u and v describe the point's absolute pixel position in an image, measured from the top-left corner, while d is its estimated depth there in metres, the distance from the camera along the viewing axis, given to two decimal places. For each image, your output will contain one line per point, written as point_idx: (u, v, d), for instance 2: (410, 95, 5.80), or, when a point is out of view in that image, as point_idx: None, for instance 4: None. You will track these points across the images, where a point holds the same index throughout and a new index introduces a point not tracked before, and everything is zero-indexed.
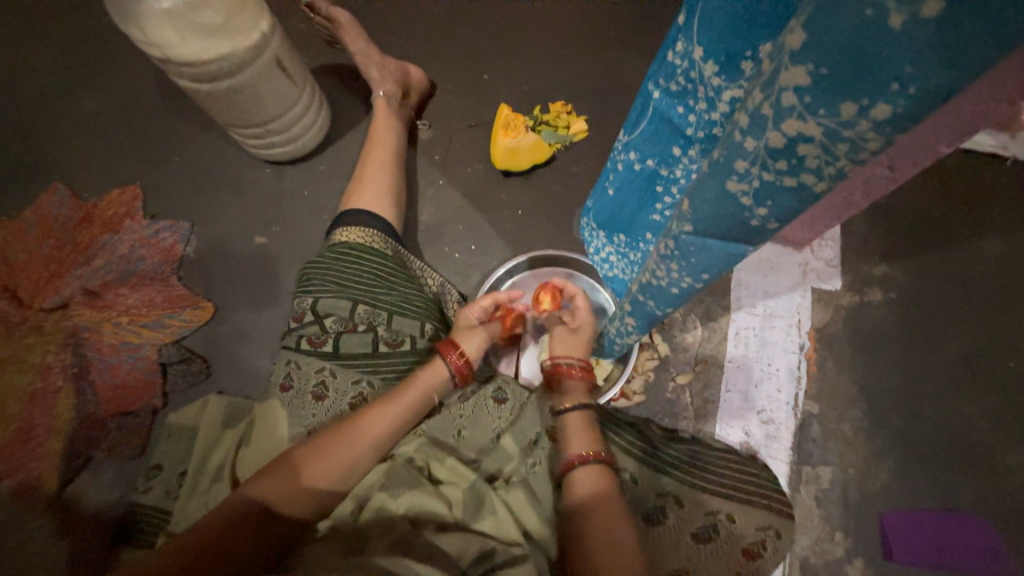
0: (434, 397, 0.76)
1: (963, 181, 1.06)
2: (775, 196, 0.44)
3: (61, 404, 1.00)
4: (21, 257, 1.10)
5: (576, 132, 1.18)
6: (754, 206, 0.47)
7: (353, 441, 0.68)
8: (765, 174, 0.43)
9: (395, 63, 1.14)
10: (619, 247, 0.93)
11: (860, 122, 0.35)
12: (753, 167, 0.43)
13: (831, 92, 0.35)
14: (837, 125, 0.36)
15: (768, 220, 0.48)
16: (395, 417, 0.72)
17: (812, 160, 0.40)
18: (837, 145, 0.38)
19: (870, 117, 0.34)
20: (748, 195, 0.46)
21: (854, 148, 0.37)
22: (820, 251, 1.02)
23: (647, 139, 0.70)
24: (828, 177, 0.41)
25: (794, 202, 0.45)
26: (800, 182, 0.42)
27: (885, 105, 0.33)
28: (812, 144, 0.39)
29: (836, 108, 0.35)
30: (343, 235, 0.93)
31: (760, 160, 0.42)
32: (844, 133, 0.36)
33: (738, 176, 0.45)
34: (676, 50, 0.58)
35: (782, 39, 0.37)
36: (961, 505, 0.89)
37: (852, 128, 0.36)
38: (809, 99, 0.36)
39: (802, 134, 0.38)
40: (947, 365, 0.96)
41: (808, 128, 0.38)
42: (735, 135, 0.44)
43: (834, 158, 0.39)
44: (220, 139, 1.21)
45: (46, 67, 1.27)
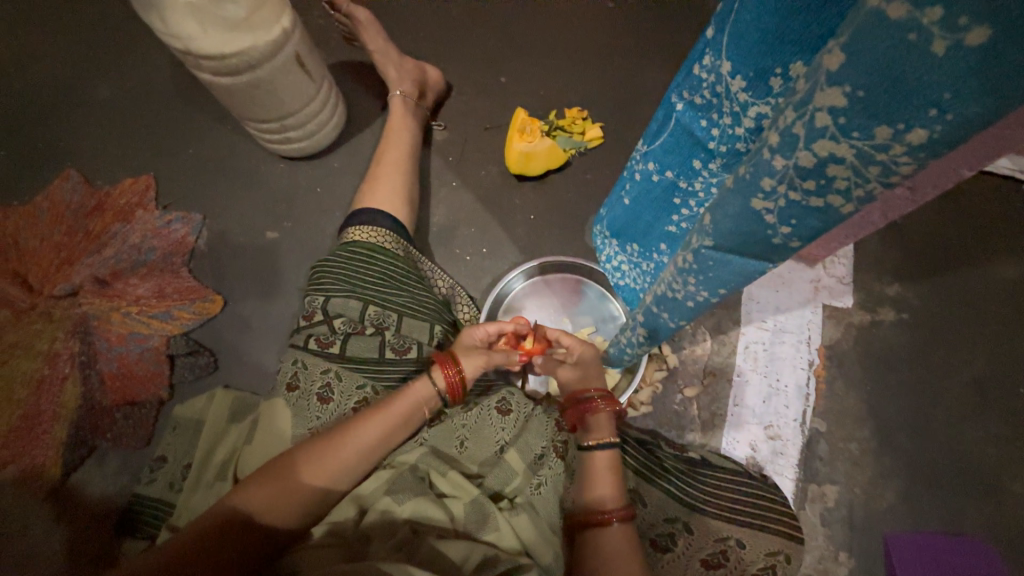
0: (427, 409, 0.74)
1: (979, 202, 1.05)
2: (801, 216, 0.44)
3: (68, 392, 1.00)
4: (32, 243, 1.10)
5: (591, 138, 1.18)
6: (778, 224, 0.46)
7: (350, 446, 0.67)
8: (792, 194, 0.43)
9: (413, 63, 1.13)
10: (632, 256, 0.93)
11: (894, 146, 0.35)
12: (780, 186, 0.43)
13: (867, 115, 0.35)
14: (870, 147, 0.36)
15: (791, 238, 0.47)
16: (391, 424, 0.71)
17: (841, 181, 0.40)
18: (869, 167, 0.37)
19: (905, 141, 0.34)
20: (773, 213, 0.46)
21: (886, 170, 0.37)
22: (832, 268, 1.02)
23: (667, 150, 0.70)
24: (856, 199, 0.41)
25: (819, 221, 0.44)
26: (827, 202, 0.42)
27: (922, 130, 0.33)
28: (843, 165, 0.38)
29: (870, 131, 0.35)
30: (355, 234, 0.92)
31: (787, 179, 0.42)
32: (877, 155, 0.36)
33: (764, 194, 0.45)
34: (703, 63, 0.57)
35: (817, 60, 0.37)
36: (967, 529, 0.89)
37: (886, 151, 0.36)
38: (843, 121, 0.36)
39: (833, 154, 0.38)
40: (957, 387, 0.96)
41: (841, 150, 0.38)
42: (763, 153, 0.43)
43: (865, 180, 0.38)
44: (235, 132, 1.21)
45: (63, 53, 1.27)
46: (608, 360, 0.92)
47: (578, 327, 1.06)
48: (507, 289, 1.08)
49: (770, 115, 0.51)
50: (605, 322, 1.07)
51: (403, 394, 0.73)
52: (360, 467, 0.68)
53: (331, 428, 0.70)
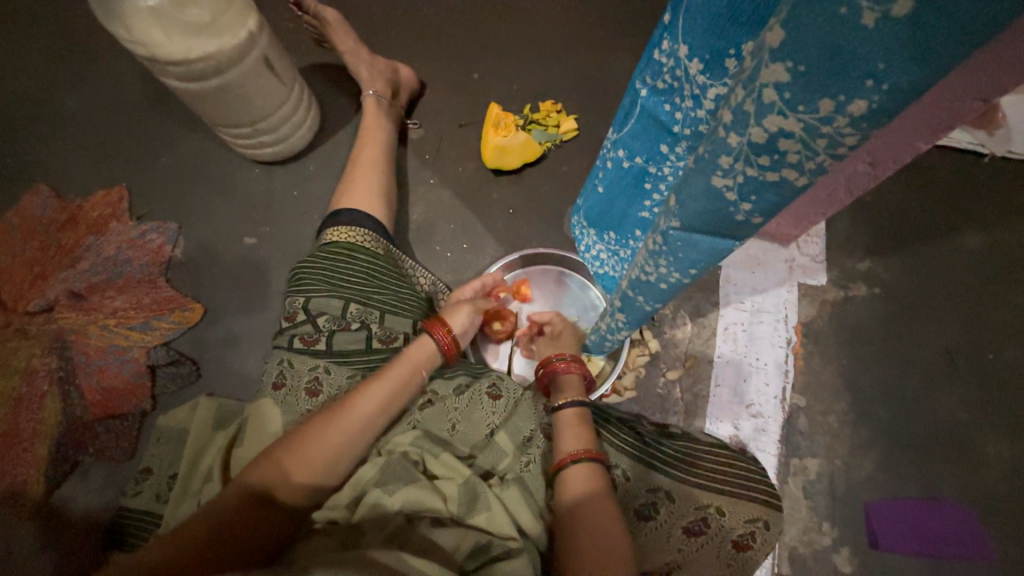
0: (424, 372, 0.77)
1: (943, 177, 1.08)
2: (759, 191, 0.45)
3: (47, 409, 0.98)
4: (3, 260, 1.08)
5: (566, 131, 1.19)
6: (739, 201, 0.47)
7: (346, 423, 0.68)
8: (749, 170, 0.44)
9: (384, 62, 1.13)
10: (610, 245, 0.94)
11: (838, 118, 0.36)
12: (737, 163, 0.44)
13: (809, 88, 0.36)
14: (816, 120, 0.37)
15: (753, 214, 0.49)
16: (386, 395, 0.72)
17: (792, 154, 0.41)
18: (817, 140, 0.38)
19: (847, 113, 0.35)
20: (733, 190, 0.47)
21: (832, 143, 0.38)
22: (806, 247, 1.04)
23: (635, 135, 0.71)
24: (809, 172, 0.42)
25: (777, 196, 0.45)
26: (782, 177, 0.43)
27: (862, 100, 0.34)
28: (792, 139, 0.40)
29: (814, 105, 0.36)
30: (333, 235, 0.93)
31: (743, 156, 0.43)
32: (822, 128, 0.37)
33: (723, 171, 0.46)
34: (662, 48, 0.58)
35: (761, 37, 0.38)
36: (943, 493, 0.92)
37: (830, 124, 0.37)
38: (789, 95, 0.37)
39: (782, 129, 0.39)
40: (928, 357, 0.99)
41: (789, 124, 0.39)
42: (720, 132, 0.44)
43: (814, 153, 0.39)
44: (208, 139, 1.20)
45: (28, 67, 1.25)
46: (590, 348, 0.93)
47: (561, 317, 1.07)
48: None
49: (728, 95, 0.52)
50: (587, 311, 1.08)
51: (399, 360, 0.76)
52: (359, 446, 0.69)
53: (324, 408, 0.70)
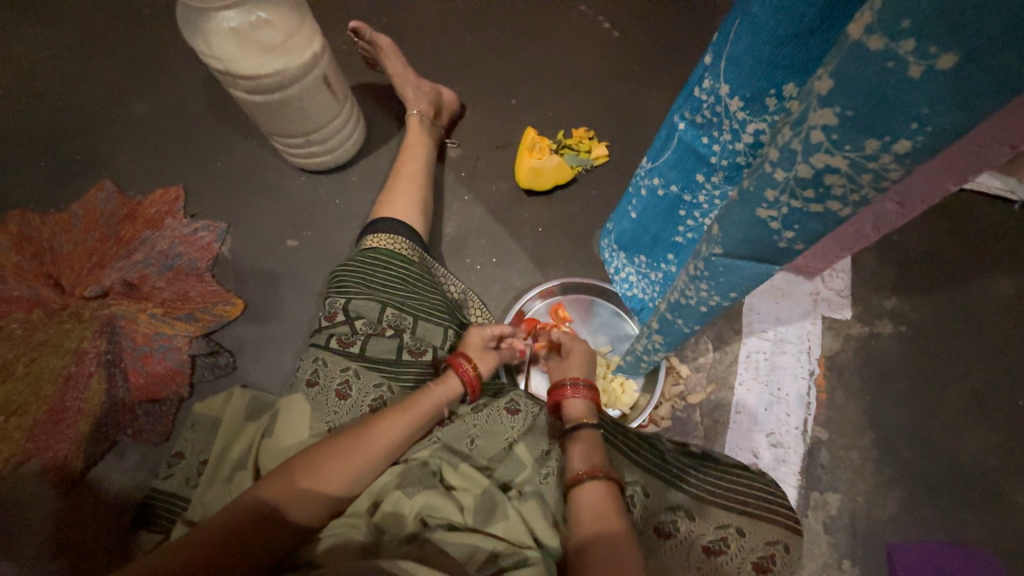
0: (445, 407, 0.81)
1: (971, 220, 1.09)
2: (803, 221, 0.49)
3: (93, 388, 1.04)
4: (66, 247, 1.16)
5: (597, 156, 1.24)
6: (782, 229, 0.51)
7: (371, 444, 0.71)
8: (794, 202, 0.47)
9: (429, 85, 1.21)
10: (640, 268, 0.98)
11: (883, 155, 0.40)
12: (782, 196, 0.48)
13: (856, 130, 0.39)
14: (861, 158, 0.41)
15: (795, 242, 0.52)
16: (413, 425, 0.76)
17: (838, 188, 0.44)
18: (862, 175, 0.42)
19: (892, 151, 0.39)
20: (777, 220, 0.50)
21: (877, 177, 0.42)
22: (830, 281, 1.05)
23: (671, 166, 0.74)
24: (852, 204, 0.45)
25: (820, 225, 0.49)
26: (826, 208, 0.46)
27: (906, 141, 0.38)
28: (838, 175, 0.43)
29: (860, 144, 0.40)
30: (373, 241, 0.98)
31: (788, 189, 0.47)
32: (868, 164, 0.41)
33: (768, 204, 0.49)
34: (702, 86, 0.63)
35: (807, 85, 0.42)
36: (970, 539, 0.89)
37: (876, 161, 0.40)
38: (835, 136, 0.41)
39: (828, 166, 0.43)
40: (955, 399, 0.98)
41: (835, 161, 0.42)
42: (765, 167, 0.48)
43: (859, 186, 0.43)
44: (260, 147, 1.29)
45: (104, 74, 1.36)
46: (624, 369, 0.96)
47: (593, 345, 1.09)
48: (525, 309, 1.12)
49: (768, 131, 0.56)
50: (620, 340, 1.09)
51: (423, 396, 0.79)
52: (387, 463, 0.73)
53: (350, 429, 0.73)
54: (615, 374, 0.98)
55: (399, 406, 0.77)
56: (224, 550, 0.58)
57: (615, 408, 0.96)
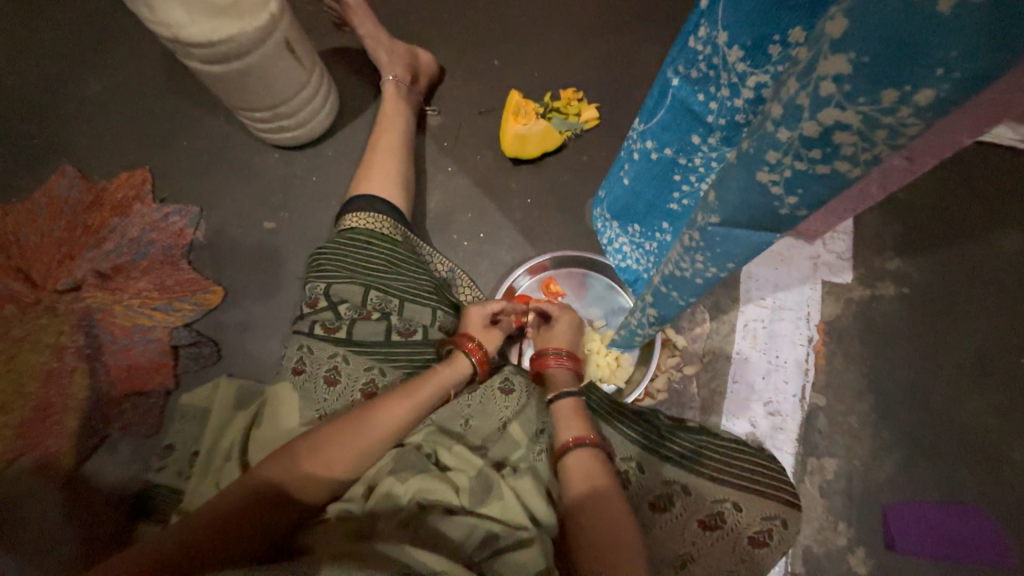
0: (448, 390, 0.78)
1: (981, 174, 1.04)
2: (808, 185, 0.44)
3: (76, 384, 1.02)
4: (32, 239, 1.11)
5: (587, 119, 1.16)
6: (784, 195, 0.46)
7: (375, 430, 0.69)
8: (799, 164, 0.43)
9: (404, 47, 1.12)
10: (634, 238, 0.93)
11: (901, 109, 0.35)
12: (786, 157, 0.43)
13: (871, 79, 0.35)
14: (876, 112, 0.36)
15: (798, 208, 0.47)
16: (416, 408, 0.73)
17: (847, 147, 0.40)
18: (875, 132, 0.37)
19: (911, 104, 0.34)
20: (779, 185, 0.46)
21: (892, 134, 0.37)
22: (832, 243, 1.01)
23: (665, 127, 0.69)
24: (863, 164, 0.41)
25: (826, 190, 0.44)
26: (834, 170, 0.42)
27: (929, 90, 0.33)
28: (849, 132, 0.38)
29: (875, 96, 0.35)
30: (352, 220, 0.93)
31: (792, 150, 0.42)
32: (884, 119, 0.36)
33: (769, 167, 0.45)
34: (698, 35, 0.56)
35: (818, 27, 0.37)
36: (964, 497, 0.90)
37: (893, 115, 0.36)
38: (847, 87, 0.36)
39: (839, 122, 0.38)
40: (957, 361, 0.96)
41: (847, 117, 0.37)
42: (767, 126, 0.43)
43: (871, 145, 0.38)
44: (228, 123, 1.21)
45: (53, 48, 1.26)
46: (618, 344, 0.93)
47: (588, 320, 1.06)
48: (515, 286, 1.08)
49: (770, 84, 0.50)
50: (615, 313, 1.06)
51: (426, 380, 0.76)
52: (383, 449, 0.70)
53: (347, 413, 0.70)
54: (609, 350, 0.96)
55: (400, 391, 0.74)
56: (216, 542, 0.57)
57: (610, 383, 0.95)
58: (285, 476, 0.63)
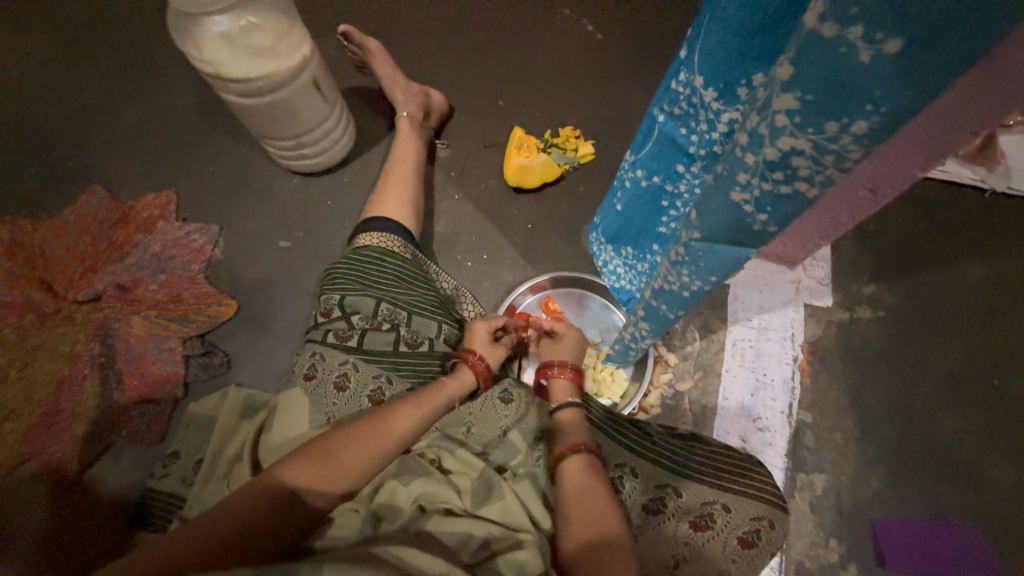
0: (456, 401, 0.81)
1: (944, 208, 1.13)
2: (774, 203, 0.51)
3: (87, 391, 1.05)
4: (58, 252, 1.17)
5: (583, 154, 1.27)
6: (756, 212, 0.53)
7: (388, 439, 0.71)
8: (764, 185, 0.50)
9: (418, 87, 1.24)
10: (627, 259, 1.01)
11: (843, 137, 0.43)
12: (753, 179, 0.50)
13: (817, 113, 0.42)
14: (823, 140, 0.44)
15: (769, 224, 0.55)
16: (426, 417, 0.76)
17: (804, 169, 0.47)
18: (825, 156, 0.45)
19: (851, 132, 0.42)
20: (750, 202, 0.53)
21: (838, 158, 0.44)
22: (812, 269, 1.09)
23: (653, 157, 0.77)
24: (818, 184, 0.48)
25: (791, 207, 0.51)
26: (795, 189, 0.49)
27: (862, 121, 0.41)
28: (803, 157, 0.46)
29: (821, 126, 0.43)
30: (366, 240, 1.00)
31: (759, 172, 0.50)
32: (830, 146, 0.44)
33: (741, 187, 0.52)
34: (678, 79, 0.65)
35: (772, 72, 0.45)
36: (951, 514, 0.92)
37: (837, 142, 0.43)
38: (798, 119, 0.44)
39: (794, 148, 0.46)
40: (934, 380, 1.01)
41: (800, 144, 0.45)
42: (737, 152, 0.51)
43: (823, 168, 0.46)
44: (251, 151, 1.31)
45: (94, 82, 1.37)
46: (614, 359, 0.98)
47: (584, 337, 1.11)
48: (515, 304, 1.14)
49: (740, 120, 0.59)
50: (610, 332, 1.12)
51: (436, 392, 0.80)
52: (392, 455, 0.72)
53: (360, 421, 0.72)
54: (605, 365, 1.01)
55: (409, 400, 0.77)
56: (229, 541, 0.58)
57: (606, 396, 0.99)
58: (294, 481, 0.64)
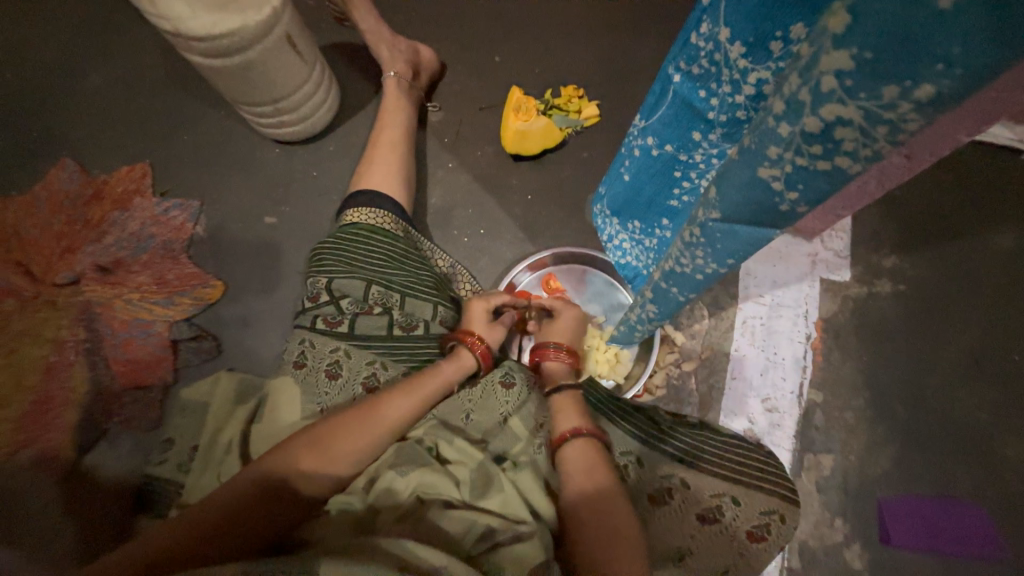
0: (454, 384, 0.80)
1: (977, 172, 1.05)
2: (808, 180, 0.44)
3: (77, 377, 1.03)
4: (32, 232, 1.10)
5: (587, 116, 1.17)
6: (785, 191, 0.47)
7: (393, 419, 0.71)
8: (799, 159, 0.43)
9: (405, 42, 1.12)
10: (633, 234, 0.94)
11: (902, 104, 0.35)
12: (786, 153, 0.43)
13: (873, 74, 0.35)
14: (877, 107, 0.36)
15: (798, 204, 0.48)
16: (417, 406, 0.74)
17: (849, 143, 0.40)
18: (876, 127, 0.38)
19: (913, 99, 0.35)
20: (779, 180, 0.46)
21: (893, 130, 0.37)
22: (830, 241, 1.02)
23: (666, 123, 0.69)
24: (864, 160, 0.41)
25: (826, 185, 0.45)
26: (834, 165, 0.42)
27: (930, 86, 0.33)
28: (850, 127, 0.39)
29: (876, 91, 0.35)
30: (355, 216, 0.93)
31: (793, 146, 0.43)
32: (885, 115, 0.36)
33: (770, 163, 0.45)
34: (700, 31, 0.56)
35: (820, 23, 0.37)
36: (959, 492, 0.91)
37: (893, 110, 0.36)
38: (849, 82, 0.36)
39: (840, 118, 0.39)
40: (952, 358, 0.97)
41: (847, 112, 0.38)
42: (769, 121, 0.44)
43: (872, 140, 0.39)
44: (228, 118, 1.21)
45: (52, 41, 1.25)
46: (618, 339, 0.94)
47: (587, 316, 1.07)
48: (514, 282, 1.09)
49: (772, 80, 0.51)
50: (614, 310, 1.07)
51: (428, 376, 0.78)
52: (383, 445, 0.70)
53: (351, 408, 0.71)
54: (609, 345, 0.97)
55: (397, 390, 0.74)
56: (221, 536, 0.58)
57: (609, 378, 0.96)
58: (305, 463, 0.64)
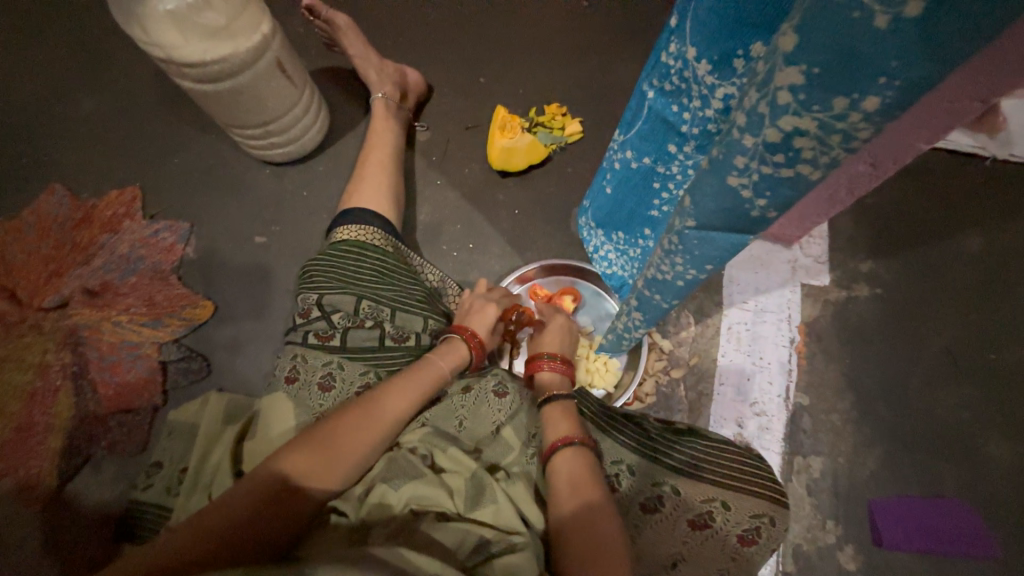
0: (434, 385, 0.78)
1: (944, 178, 1.09)
2: (775, 187, 0.47)
3: (61, 403, 1.01)
4: (19, 257, 1.10)
5: (571, 133, 1.21)
6: (754, 197, 0.49)
7: (386, 422, 0.71)
8: (764, 168, 0.46)
9: (392, 66, 1.15)
10: (618, 244, 0.96)
11: (852, 114, 0.38)
12: (752, 162, 0.46)
13: (824, 88, 0.37)
14: (831, 118, 0.39)
15: (768, 210, 0.50)
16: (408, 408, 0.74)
17: (808, 151, 0.42)
18: (832, 136, 0.40)
19: (861, 109, 0.37)
20: (748, 188, 0.48)
21: (846, 137, 0.40)
22: (808, 248, 1.05)
23: (642, 137, 0.72)
24: (823, 166, 0.44)
25: (792, 190, 0.47)
26: (797, 172, 0.45)
27: (875, 97, 0.36)
28: (808, 137, 0.41)
29: (828, 103, 0.38)
30: (342, 234, 0.94)
31: (758, 155, 0.45)
32: (838, 125, 0.39)
33: (738, 172, 0.47)
34: (669, 51, 0.60)
35: (773, 42, 0.40)
36: (946, 491, 0.92)
37: (845, 120, 0.39)
38: (803, 96, 0.39)
39: (797, 128, 0.41)
40: (931, 358, 0.99)
41: (804, 123, 0.40)
42: (733, 133, 0.46)
43: (828, 148, 0.41)
44: (218, 140, 1.23)
45: (44, 69, 1.27)
46: (607, 348, 0.94)
47: (577, 326, 1.08)
48: None
49: (737, 96, 0.54)
50: (603, 320, 1.09)
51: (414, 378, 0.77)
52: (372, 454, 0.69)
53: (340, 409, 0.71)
54: (598, 355, 0.98)
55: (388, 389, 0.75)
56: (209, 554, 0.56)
57: (599, 387, 0.96)
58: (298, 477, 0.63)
